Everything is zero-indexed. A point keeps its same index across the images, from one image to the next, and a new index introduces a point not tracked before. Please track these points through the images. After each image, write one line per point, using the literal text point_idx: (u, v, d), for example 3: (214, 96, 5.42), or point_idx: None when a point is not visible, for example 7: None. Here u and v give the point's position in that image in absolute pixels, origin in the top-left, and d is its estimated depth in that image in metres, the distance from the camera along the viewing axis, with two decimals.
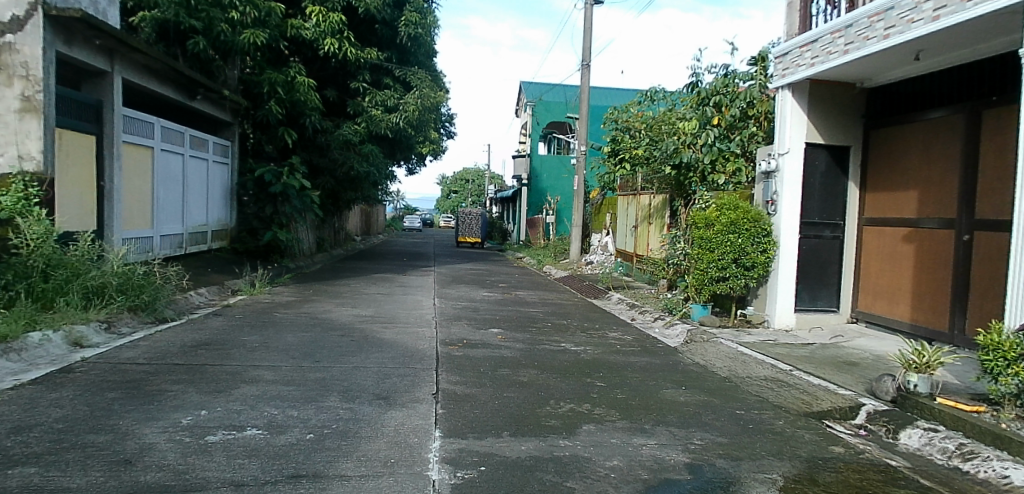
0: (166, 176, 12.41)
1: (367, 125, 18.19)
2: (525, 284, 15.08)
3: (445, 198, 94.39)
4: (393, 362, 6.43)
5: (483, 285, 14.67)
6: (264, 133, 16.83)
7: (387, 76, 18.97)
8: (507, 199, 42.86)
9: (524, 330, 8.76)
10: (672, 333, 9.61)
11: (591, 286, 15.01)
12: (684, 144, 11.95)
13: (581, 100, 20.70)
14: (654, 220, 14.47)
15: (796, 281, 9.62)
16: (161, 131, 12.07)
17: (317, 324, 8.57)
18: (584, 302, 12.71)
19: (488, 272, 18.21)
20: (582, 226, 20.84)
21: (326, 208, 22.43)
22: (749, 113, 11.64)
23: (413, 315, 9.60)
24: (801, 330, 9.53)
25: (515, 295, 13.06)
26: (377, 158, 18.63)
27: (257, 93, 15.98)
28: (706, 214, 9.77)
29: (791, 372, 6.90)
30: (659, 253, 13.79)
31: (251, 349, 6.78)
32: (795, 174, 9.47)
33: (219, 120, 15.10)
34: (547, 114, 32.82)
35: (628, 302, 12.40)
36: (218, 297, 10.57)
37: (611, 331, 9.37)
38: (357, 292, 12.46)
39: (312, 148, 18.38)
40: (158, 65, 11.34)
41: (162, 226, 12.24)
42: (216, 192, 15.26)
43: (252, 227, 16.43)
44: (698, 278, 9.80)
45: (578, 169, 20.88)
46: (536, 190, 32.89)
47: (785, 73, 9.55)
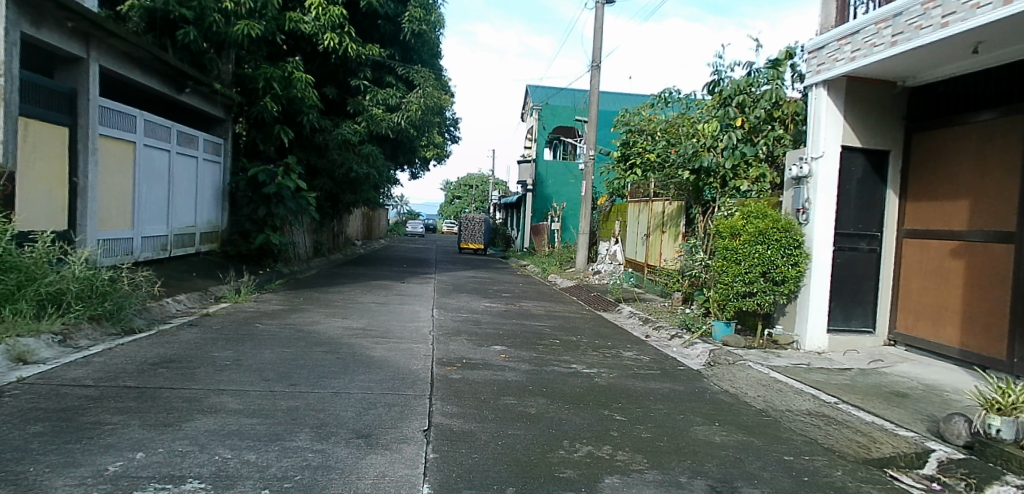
0: (149, 174, 11.63)
1: (367, 124, 17.40)
2: (531, 295, 14.23)
3: (449, 203, 93.69)
4: (380, 387, 5.58)
5: (485, 294, 13.81)
6: (258, 131, 16.02)
7: (389, 74, 18.20)
8: (511, 206, 42.06)
9: (530, 348, 7.90)
10: (692, 355, 8.68)
11: (598, 297, 14.18)
12: (703, 146, 11.22)
13: (591, 102, 19.90)
14: (668, 228, 13.66)
15: (830, 298, 8.74)
16: (144, 126, 11.27)
17: (300, 337, 7.74)
18: (594, 315, 11.85)
19: (491, 280, 17.38)
20: (589, 233, 20.00)
21: (325, 211, 21.66)
22: (774, 115, 10.75)
23: (408, 329, 8.76)
24: (834, 353, 8.64)
25: (520, 306, 12.20)
26: (378, 159, 17.82)
27: (252, 89, 15.19)
28: (731, 223, 8.88)
29: (837, 406, 6.02)
30: (673, 265, 12.96)
31: (220, 368, 5.94)
32: (829, 180, 8.62)
33: (210, 115, 14.33)
34: (553, 118, 32.06)
35: (640, 317, 11.53)
36: (199, 304, 9.77)
37: (626, 349, 8.50)
38: (349, 300, 11.62)
39: (309, 147, 17.58)
40: (141, 54, 10.55)
41: (144, 226, 11.45)
42: (205, 191, 14.46)
43: (245, 229, 15.74)
44: (721, 293, 8.89)
45: (586, 175, 20.06)
46: (541, 196, 32.08)
47: (820, 70, 8.71)
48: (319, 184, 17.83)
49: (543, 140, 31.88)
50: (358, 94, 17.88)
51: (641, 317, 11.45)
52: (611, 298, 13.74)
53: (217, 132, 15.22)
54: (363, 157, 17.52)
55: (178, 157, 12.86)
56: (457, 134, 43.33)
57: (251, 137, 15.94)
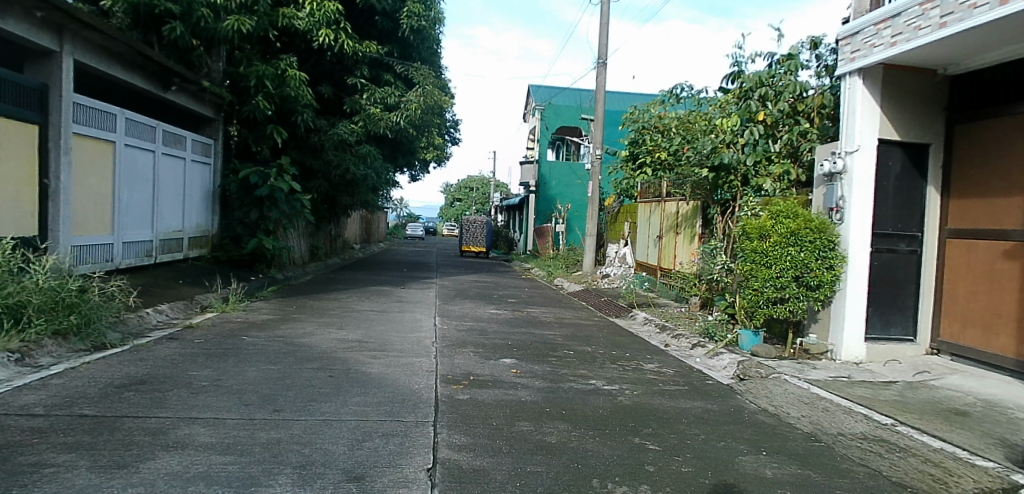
0: (131, 176, 10.96)
1: (365, 124, 16.73)
2: (537, 300, 13.52)
3: (449, 207, 93.03)
4: (377, 411, 4.87)
5: (490, 300, 13.11)
6: (251, 132, 15.31)
7: (387, 72, 17.53)
8: (513, 208, 41.36)
9: (542, 361, 7.20)
10: (718, 367, 7.97)
11: (609, 303, 13.51)
12: (723, 142, 10.53)
13: (597, 100, 19.20)
14: (683, 230, 13.02)
15: (867, 304, 8.05)
16: (126, 125, 10.62)
17: (290, 351, 7.05)
18: (606, 322, 11.14)
19: (495, 285, 16.68)
20: (596, 235, 19.32)
21: (322, 214, 20.98)
22: (797, 109, 10.17)
23: (410, 340, 8.06)
24: (873, 363, 7.95)
25: (528, 313, 11.50)
26: (376, 160, 17.12)
27: (244, 87, 14.49)
28: (759, 222, 8.19)
29: (894, 428, 5.33)
30: (689, 268, 12.31)
31: (196, 390, 5.25)
32: (866, 176, 7.94)
33: (199, 114, 13.65)
34: (556, 118, 31.38)
35: (656, 323, 10.84)
36: (183, 314, 9.13)
37: (647, 361, 7.78)
38: (346, 308, 10.92)
39: (305, 148, 16.89)
40: (121, 49, 9.86)
41: (125, 232, 10.79)
42: (194, 194, 13.78)
43: (237, 234, 15.01)
44: (749, 299, 8.19)
45: (593, 175, 19.37)
46: (544, 198, 31.40)
47: (854, 57, 7.99)
48: (315, 187, 17.13)
49: (546, 140, 31.20)
50: (354, 93, 17.19)
51: (657, 324, 10.76)
52: (623, 304, 13.08)
53: (208, 133, 14.56)
54: (360, 158, 16.81)
55: (163, 159, 12.20)
56: (457, 135, 42.64)
57: (243, 138, 15.24)
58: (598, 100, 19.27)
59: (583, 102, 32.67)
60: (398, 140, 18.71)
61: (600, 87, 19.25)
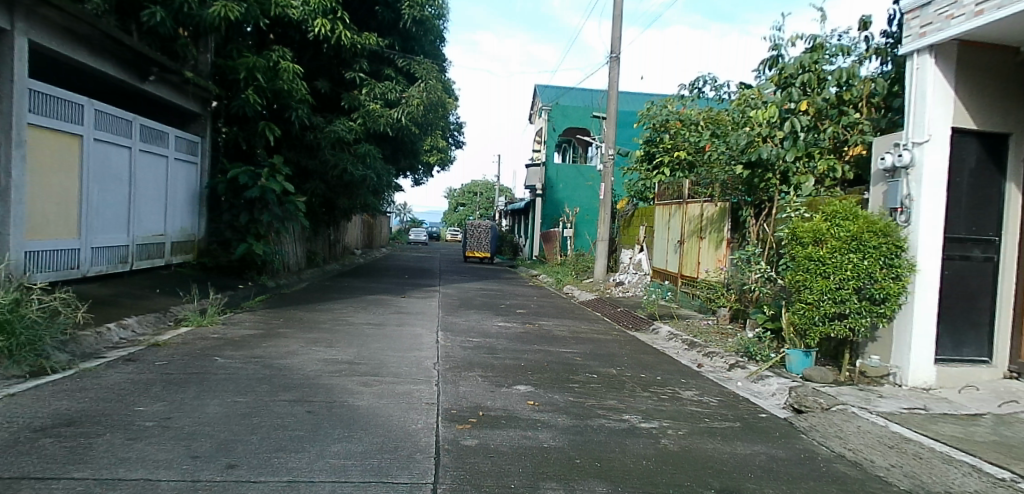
0: (104, 174, 9.92)
1: (364, 121, 15.71)
2: (549, 311, 12.41)
3: (453, 212, 92.01)
4: (361, 467, 3.78)
5: (497, 311, 12.01)
6: (241, 129, 14.25)
7: (388, 66, 16.51)
8: (518, 212, 40.31)
9: (563, 388, 6.11)
10: (766, 395, 6.85)
11: (627, 314, 12.41)
12: (759, 136, 9.45)
13: (610, 97, 18.13)
14: (707, 234, 11.95)
15: (937, 321, 6.93)
16: (97, 117, 9.60)
17: (267, 377, 5.98)
18: (627, 337, 10.03)
19: (502, 294, 15.59)
20: (608, 240, 18.24)
21: (319, 217, 19.96)
22: (843, 99, 9.17)
23: (407, 362, 6.98)
24: (945, 390, 6.82)
25: (540, 326, 10.41)
26: (376, 160, 16.05)
27: (233, 80, 13.49)
28: (812, 225, 7.10)
29: (1016, 483, 4.21)
30: (716, 277, 11.23)
31: (136, 433, 4.18)
32: (937, 171, 6.84)
33: (183, 108, 12.62)
34: (564, 119, 30.28)
35: (683, 338, 9.75)
36: (153, 330, 8.09)
37: (684, 388, 6.67)
38: (339, 321, 9.84)
39: (300, 147, 15.81)
40: (88, 30, 8.83)
41: (95, 236, 9.75)
42: (178, 195, 12.74)
43: (225, 238, 13.95)
44: (801, 315, 7.07)
45: (605, 176, 18.30)
46: (551, 202, 30.34)
47: (926, 31, 6.91)
48: (312, 189, 16.00)
49: (552, 142, 30.12)
50: (353, 88, 16.16)
51: (684, 339, 9.66)
52: (642, 315, 12.00)
53: (194, 129, 13.53)
54: (360, 158, 15.74)
55: (143, 156, 11.18)
56: (461, 138, 41.63)
57: (233, 136, 14.14)
58: (611, 97, 18.24)
59: (591, 103, 31.60)
60: (399, 139, 17.69)
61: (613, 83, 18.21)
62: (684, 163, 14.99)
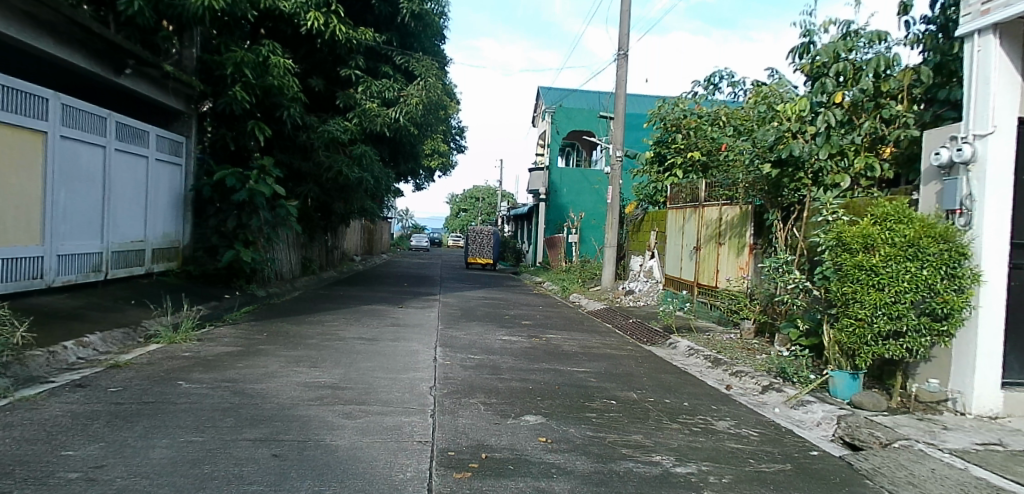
0: (72, 174, 9.11)
1: (360, 120, 14.90)
2: (556, 323, 11.56)
3: (455, 218, 91.28)
4: None
5: (501, 323, 11.16)
6: (229, 128, 13.45)
7: (386, 63, 15.72)
8: (521, 218, 39.48)
9: (578, 420, 5.27)
10: (809, 425, 6.00)
11: (641, 326, 11.56)
12: (788, 132, 8.63)
13: (619, 96, 17.32)
14: (726, 239, 11.12)
15: (1005, 340, 6.05)
16: (63, 112, 8.80)
17: (235, 408, 5.14)
18: (643, 352, 9.18)
19: (506, 303, 14.74)
20: (616, 246, 17.41)
21: (315, 223, 19.16)
22: (880, 91, 8.33)
23: (399, 385, 6.12)
24: (1016, 420, 5.94)
25: (548, 340, 9.56)
26: (373, 161, 15.23)
27: (220, 77, 12.70)
28: (860, 229, 6.24)
29: None
30: (738, 287, 10.38)
31: (51, 490, 3.34)
32: (1002, 168, 5.98)
33: (166, 106, 11.83)
34: (568, 122, 29.44)
35: (705, 354, 8.89)
36: (119, 347, 7.25)
37: (717, 417, 5.82)
38: (328, 336, 8.99)
39: (293, 148, 15.00)
40: (50, 15, 8.03)
41: (62, 242, 8.94)
42: (160, 198, 11.92)
43: (211, 244, 13.13)
44: (848, 332, 6.21)
45: (613, 179, 17.45)
46: (555, 206, 29.49)
47: (989, 8, 6.03)
48: (305, 193, 15.18)
49: (556, 145, 29.30)
50: (349, 86, 15.37)
51: (707, 355, 8.82)
52: (657, 327, 11.15)
53: (179, 129, 12.75)
54: (355, 160, 14.92)
55: (119, 156, 10.38)
56: (462, 142, 40.90)
57: (221, 136, 13.34)
58: (619, 96, 17.42)
59: (595, 105, 30.76)
60: (398, 140, 16.87)
61: (620, 82, 17.39)
62: (699, 164, 14.16)
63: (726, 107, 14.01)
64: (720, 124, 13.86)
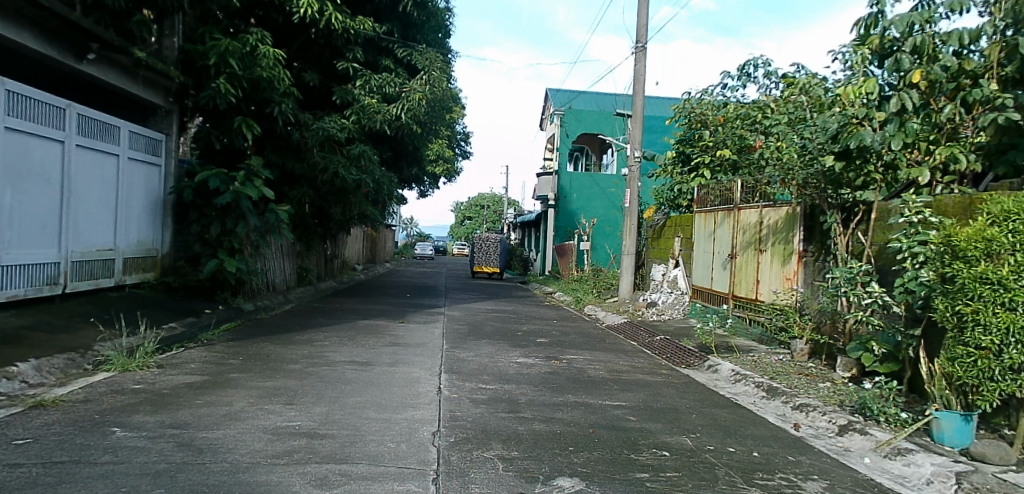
0: (21, 172, 7.89)
1: (358, 117, 13.70)
2: (576, 341, 10.25)
3: (460, 226, 90.11)
4: None
5: (513, 342, 9.87)
6: (214, 126, 12.22)
7: (386, 57, 14.55)
8: (528, 225, 38.22)
9: (629, 485, 3.97)
10: (917, 483, 4.68)
11: (670, 344, 10.26)
12: (854, 118, 7.35)
13: (638, 92, 16.10)
14: (768, 246, 9.85)
15: None
16: (8, 100, 7.58)
17: (175, 471, 3.85)
18: (681, 378, 7.88)
19: (517, 317, 13.43)
20: (634, 254, 16.14)
21: (311, 229, 17.92)
22: (961, 70, 7.10)
23: (395, 432, 4.83)
24: None
25: (570, 364, 8.25)
26: (371, 162, 13.99)
27: (203, 68, 11.51)
28: (977, 232, 4.91)
29: None
30: (786, 300, 9.09)
31: None
32: None
33: (140, 100, 10.63)
34: (578, 124, 28.15)
35: (756, 381, 7.61)
36: (56, 378, 5.98)
37: (802, 474, 4.51)
38: (314, 360, 7.70)
39: (285, 147, 13.76)
40: None
41: (7, 250, 7.69)
42: (133, 201, 10.69)
43: (193, 253, 11.90)
44: (965, 364, 4.87)
45: (631, 181, 16.20)
46: (565, 213, 28.25)
47: None
48: (298, 197, 13.90)
49: (566, 149, 28.02)
50: (347, 81, 14.19)
51: (758, 382, 7.53)
52: (691, 347, 9.84)
53: (157, 126, 11.53)
54: (353, 161, 13.67)
55: (80, 154, 9.15)
56: (467, 148, 39.78)
57: (205, 134, 12.10)
58: (636, 91, 16.17)
59: (606, 106, 29.46)
60: (399, 140, 15.66)
61: (638, 76, 16.11)
62: (728, 163, 12.89)
63: (759, 101, 12.75)
64: (753, 119, 12.59)
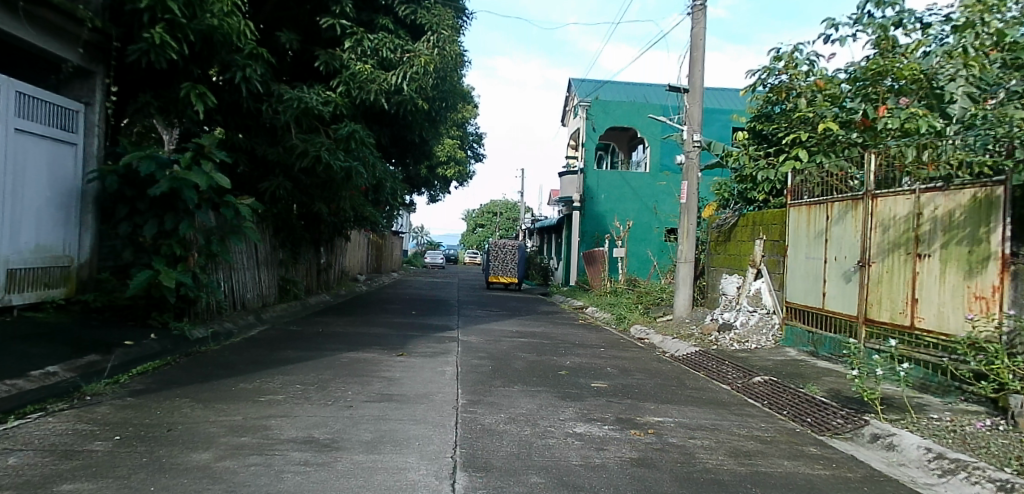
0: None
1: (346, 88, 10.64)
2: (651, 389, 7.09)
3: (472, 234, 87.21)
4: None
5: (560, 391, 6.72)
6: (155, 95, 9.18)
7: (385, 14, 11.47)
8: (548, 232, 35.12)
9: None
10: None
11: (785, 392, 7.11)
12: None
13: (698, 61, 13.00)
14: (936, 248, 6.71)
15: None
16: None
17: None
18: (858, 471, 4.71)
19: (553, 344, 10.29)
20: (693, 262, 13.02)
21: (297, 232, 14.91)
22: None
23: None
24: None
25: (663, 439, 5.10)
26: (365, 146, 10.87)
27: (131, 15, 8.48)
28: None
29: None
30: (986, 332, 5.82)
31: None
32: None
33: (42, 52, 7.75)
34: (605, 117, 25.04)
35: (997, 482, 4.28)
36: None
37: None
38: (244, 439, 4.57)
39: (253, 128, 10.72)
40: None
41: None
42: (31, 192, 7.74)
43: (121, 262, 8.85)
44: None
45: (691, 171, 13.11)
46: (592, 215, 25.15)
47: None
48: (270, 190, 10.83)
49: (591, 144, 24.93)
50: (334, 45, 11.13)
51: (1004, 486, 4.20)
52: (823, 398, 6.70)
53: (74, 92, 8.63)
54: (340, 143, 10.56)
55: None
56: (480, 150, 36.89)
57: (140, 105, 9.08)
58: (694, 62, 13.08)
59: (636, 96, 26.25)
60: (402, 121, 12.63)
61: (697, 42, 12.98)
62: (830, 144, 10.11)
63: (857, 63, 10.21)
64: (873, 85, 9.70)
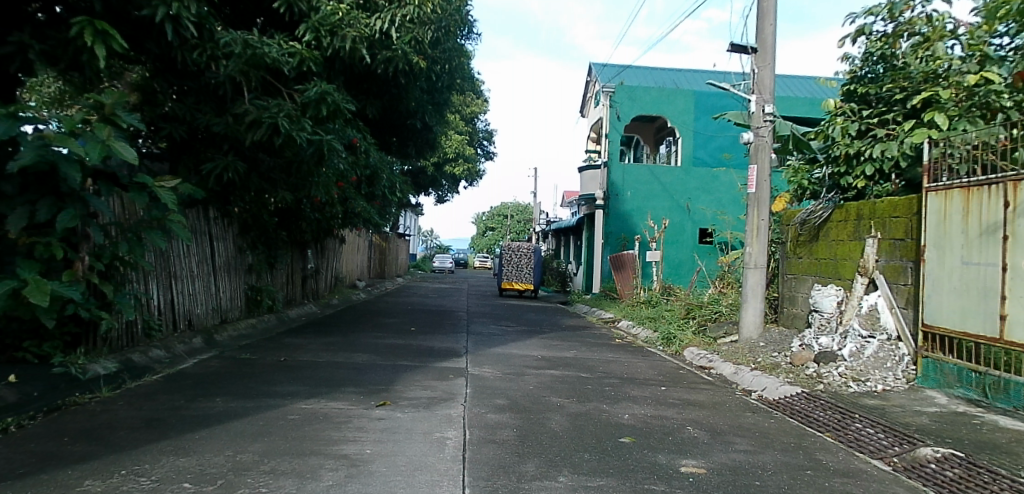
0: None
1: (316, 36, 8.01)
2: (779, 480, 4.34)
3: (483, 237, 84.61)
4: None
5: (636, 489, 3.94)
6: (39, 37, 6.47)
7: None
8: (565, 236, 32.37)
9: None
10: None
11: (995, 486, 4.35)
12: None
13: (768, 12, 10.19)
14: None
15: None
16: None
17: None
18: None
19: (596, 381, 7.53)
20: (763, 268, 10.24)
21: (271, 230, 12.27)
22: None
23: None
24: None
25: None
26: (341, 113, 8.21)
27: None
28: None
29: None
30: None
31: None
32: None
33: None
34: (631, 104, 22.21)
35: None
36: None
37: None
38: None
39: (194, 91, 8.06)
40: None
41: None
42: None
43: None
44: None
45: (761, 152, 10.32)
46: (617, 215, 22.37)
47: None
48: (216, 172, 8.14)
49: (616, 135, 22.16)
50: None
51: None
52: None
53: None
54: (306, 109, 7.88)
55: None
56: (491, 148, 34.22)
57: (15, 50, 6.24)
58: (764, 12, 10.22)
59: (664, 81, 23.36)
60: (393, 84, 10.03)
61: None
62: (972, 107, 7.38)
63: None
64: None
